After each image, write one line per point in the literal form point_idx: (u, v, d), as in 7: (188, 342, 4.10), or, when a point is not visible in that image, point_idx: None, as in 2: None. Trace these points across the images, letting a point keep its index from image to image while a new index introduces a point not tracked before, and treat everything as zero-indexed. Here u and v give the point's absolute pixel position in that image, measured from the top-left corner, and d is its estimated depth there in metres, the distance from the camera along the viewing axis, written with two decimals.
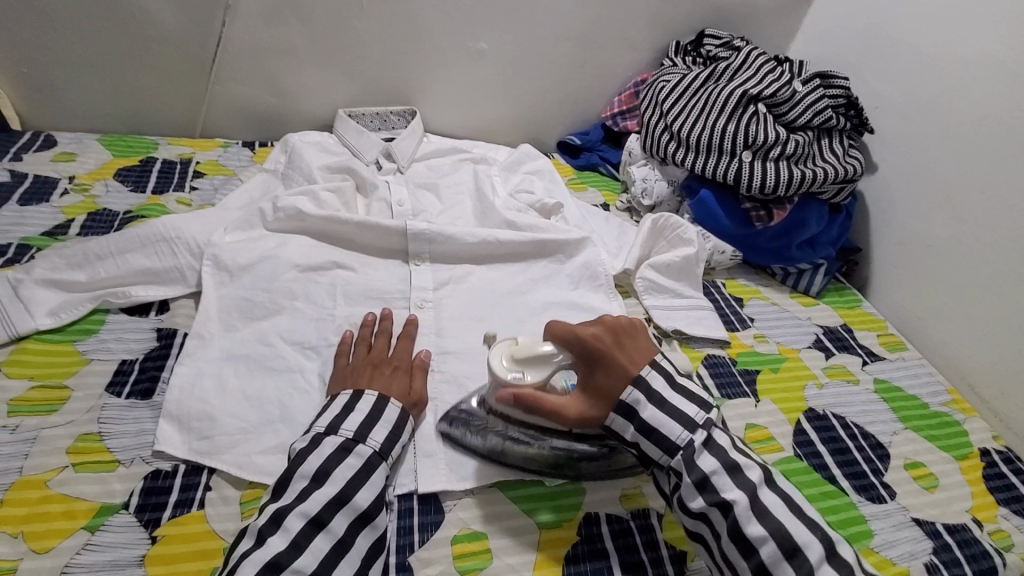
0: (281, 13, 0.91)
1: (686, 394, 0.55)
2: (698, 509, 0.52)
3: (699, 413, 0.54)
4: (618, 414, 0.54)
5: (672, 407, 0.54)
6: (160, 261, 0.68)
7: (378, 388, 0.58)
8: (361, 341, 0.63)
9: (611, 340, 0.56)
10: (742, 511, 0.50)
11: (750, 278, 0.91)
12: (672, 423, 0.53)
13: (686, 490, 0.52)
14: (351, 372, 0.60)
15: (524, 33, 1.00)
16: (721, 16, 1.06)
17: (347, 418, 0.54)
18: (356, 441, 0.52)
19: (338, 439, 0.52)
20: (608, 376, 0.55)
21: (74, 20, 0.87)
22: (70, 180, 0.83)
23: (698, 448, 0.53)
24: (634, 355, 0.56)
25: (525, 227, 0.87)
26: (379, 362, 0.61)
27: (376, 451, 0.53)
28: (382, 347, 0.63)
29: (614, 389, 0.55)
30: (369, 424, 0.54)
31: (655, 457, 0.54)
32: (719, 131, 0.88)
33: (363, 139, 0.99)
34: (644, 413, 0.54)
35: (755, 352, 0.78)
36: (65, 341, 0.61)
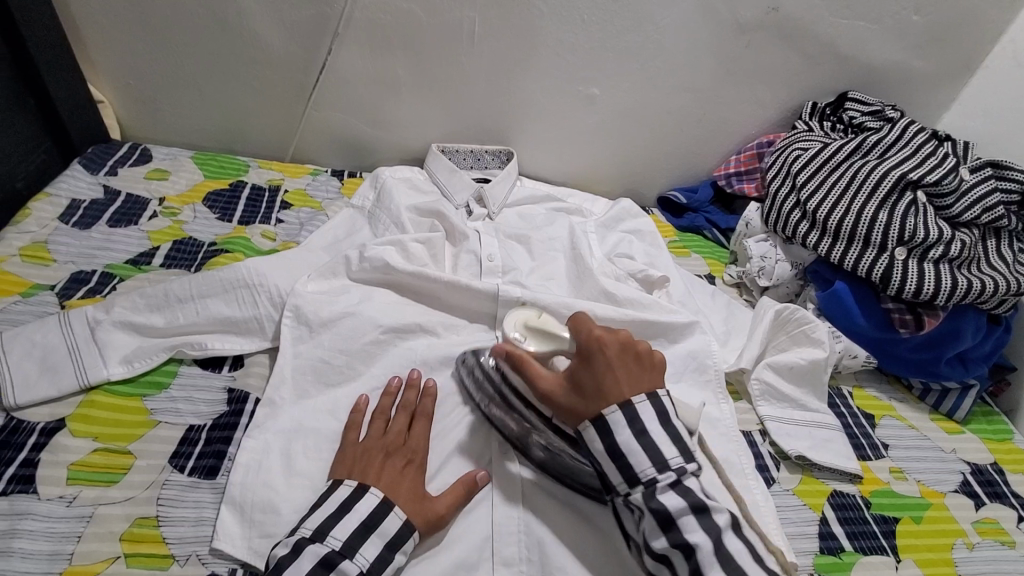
0: (387, 43, 0.86)
1: (668, 431, 0.48)
2: (660, 549, 0.46)
3: (674, 456, 0.47)
4: (609, 448, 0.47)
5: (648, 440, 0.47)
6: (240, 310, 0.63)
7: (384, 488, 0.51)
8: (378, 416, 0.57)
9: (615, 349, 0.51)
10: (705, 558, 0.44)
11: (882, 389, 0.79)
12: (642, 456, 0.47)
13: (648, 530, 0.46)
14: (358, 456, 0.53)
15: (641, 82, 0.91)
16: (868, 79, 0.93)
17: (337, 524, 0.47)
18: (341, 556, 0.45)
19: (320, 550, 0.45)
20: (594, 375, 0.50)
21: (183, 36, 0.85)
22: (160, 202, 0.81)
23: (663, 487, 0.46)
24: (635, 378, 0.50)
25: (625, 301, 0.78)
26: (393, 449, 0.54)
27: (361, 572, 0.45)
28: (399, 430, 0.56)
29: (597, 390, 0.49)
30: (361, 537, 0.47)
31: (614, 482, 0.48)
32: (867, 218, 0.76)
33: (454, 179, 0.93)
34: (618, 440, 0.47)
35: (893, 493, 0.66)
36: (134, 395, 0.57)
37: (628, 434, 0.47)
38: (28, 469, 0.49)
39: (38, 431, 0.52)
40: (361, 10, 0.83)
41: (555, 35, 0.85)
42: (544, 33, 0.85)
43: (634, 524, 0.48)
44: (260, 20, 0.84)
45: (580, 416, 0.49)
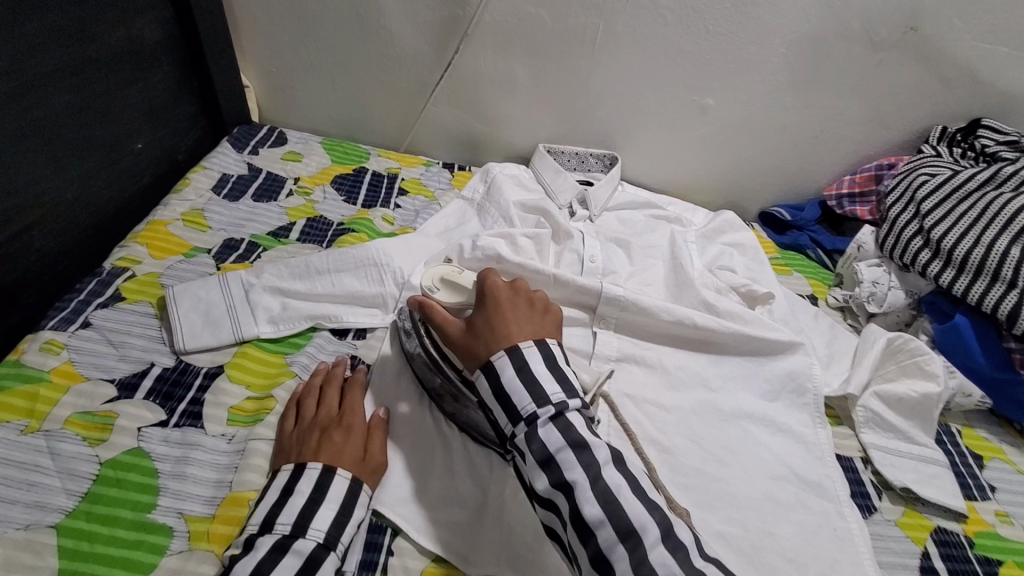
0: (511, 45, 0.90)
1: (553, 372, 0.51)
2: (544, 492, 0.47)
3: (555, 392, 0.49)
4: (497, 391, 0.50)
5: (530, 376, 0.50)
6: (368, 286, 0.69)
7: (324, 460, 0.51)
8: (309, 397, 0.57)
9: (506, 301, 0.56)
10: (581, 492, 0.45)
11: (994, 431, 0.75)
12: (522, 393, 0.49)
13: (530, 470, 0.47)
14: (295, 439, 0.53)
15: (758, 95, 0.90)
16: (1007, 105, 0.87)
17: (282, 512, 0.47)
18: (293, 537, 0.46)
19: (273, 537, 0.45)
20: (484, 322, 0.55)
21: (326, 33, 0.93)
22: (295, 181, 0.89)
23: (543, 422, 0.48)
24: (524, 319, 0.55)
25: (725, 313, 0.78)
26: (328, 425, 0.54)
27: (320, 542, 0.46)
28: (331, 406, 0.56)
29: (486, 327, 0.54)
30: (310, 509, 0.47)
31: (504, 427, 0.50)
32: (999, 253, 0.72)
33: (559, 180, 0.95)
34: (502, 379, 0.50)
35: (999, 537, 0.63)
36: (278, 353, 0.64)
37: (511, 371, 0.50)
38: (196, 407, 0.56)
39: (203, 374, 0.59)
40: (490, 14, 0.87)
41: (675, 44, 0.86)
42: (664, 41, 0.86)
43: (523, 470, 0.49)
44: (397, 21, 0.90)
45: (473, 360, 0.53)
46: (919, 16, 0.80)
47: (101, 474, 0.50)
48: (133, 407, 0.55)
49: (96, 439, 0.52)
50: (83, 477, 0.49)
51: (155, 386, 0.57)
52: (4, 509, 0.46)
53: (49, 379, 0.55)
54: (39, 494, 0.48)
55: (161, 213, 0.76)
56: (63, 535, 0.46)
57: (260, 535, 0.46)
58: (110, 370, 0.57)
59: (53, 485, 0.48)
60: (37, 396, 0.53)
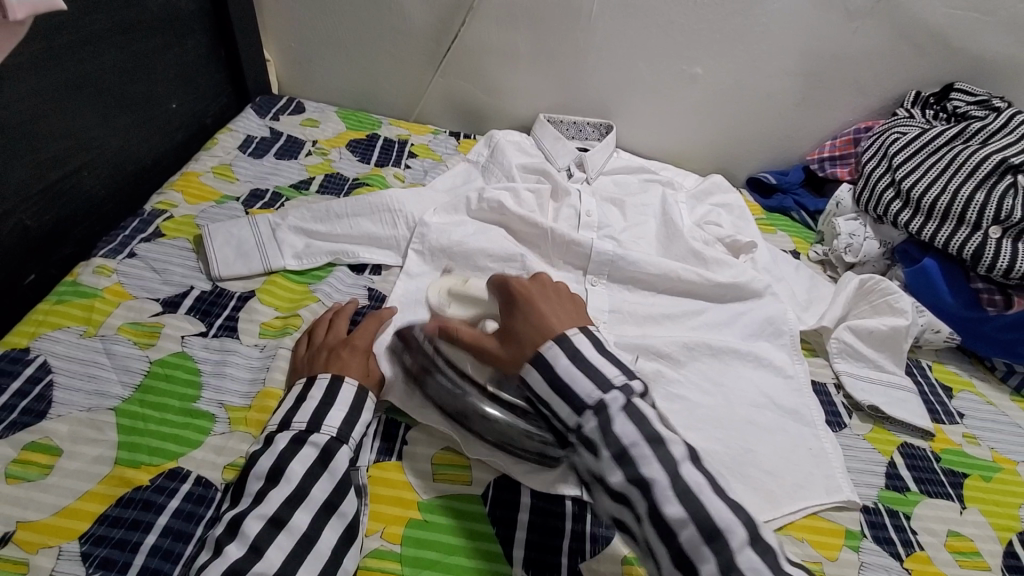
0: (514, 18, 0.97)
1: (605, 356, 0.47)
2: (617, 485, 0.43)
3: (617, 375, 0.45)
4: (552, 383, 0.46)
5: (586, 363, 0.46)
6: (383, 228, 0.76)
7: (332, 372, 0.56)
8: (317, 326, 0.62)
9: (543, 300, 0.53)
10: (660, 491, 0.41)
11: (963, 367, 0.80)
12: (584, 381, 0.45)
13: (604, 464, 0.43)
14: (306, 357, 0.58)
15: (744, 63, 0.97)
16: (976, 70, 0.94)
17: (298, 412, 0.52)
18: (310, 431, 0.51)
19: (290, 432, 0.50)
20: (525, 318, 0.51)
21: (342, 8, 1.00)
22: (313, 143, 0.96)
23: (613, 409, 0.44)
24: (560, 314, 0.52)
25: (711, 260, 0.84)
26: (335, 346, 0.59)
27: (333, 436, 0.51)
28: (339, 330, 0.61)
29: (531, 330, 0.50)
30: (323, 410, 0.52)
31: (563, 419, 0.46)
32: (963, 197, 0.79)
33: (558, 145, 1.02)
34: (558, 370, 0.46)
35: (964, 453, 0.69)
36: (302, 283, 0.70)
37: (564, 361, 0.46)
38: (232, 321, 0.63)
39: (236, 297, 0.66)
40: None
41: (665, 15, 0.93)
42: (655, 12, 0.93)
43: (589, 464, 0.45)
44: None
45: (518, 357, 0.50)
46: None
47: (151, 371, 0.56)
48: (176, 319, 0.62)
49: (146, 344, 0.59)
50: (136, 373, 0.56)
51: (195, 304, 0.64)
52: (69, 395, 0.53)
53: (102, 295, 0.62)
54: (99, 384, 0.54)
55: (192, 167, 0.84)
56: (121, 415, 0.53)
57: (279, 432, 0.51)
58: (155, 291, 0.64)
59: (110, 378, 0.55)
60: (93, 308, 0.60)
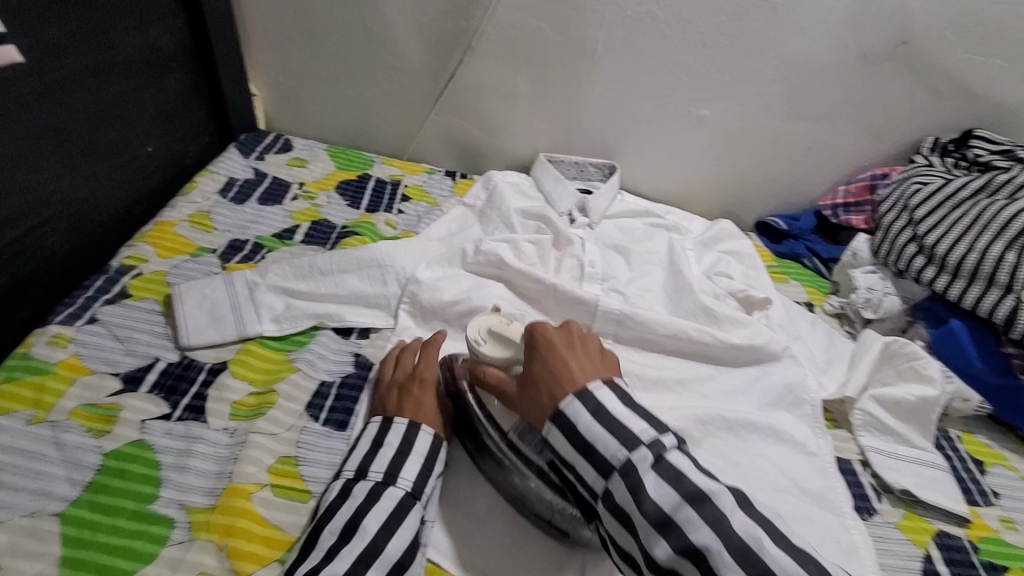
0: (514, 57, 0.93)
1: (633, 410, 0.49)
2: (664, 559, 0.43)
3: (645, 430, 0.47)
4: (581, 447, 0.48)
5: (611, 421, 0.48)
6: (371, 286, 0.70)
7: (406, 415, 0.56)
8: (389, 362, 0.62)
9: (563, 342, 0.55)
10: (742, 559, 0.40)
11: (995, 438, 0.74)
12: (608, 439, 0.47)
13: (647, 537, 0.43)
14: (380, 394, 0.59)
15: (755, 106, 0.92)
16: (998, 118, 0.89)
17: (376, 459, 0.52)
18: (385, 484, 0.50)
19: (367, 483, 0.50)
20: (544, 364, 0.54)
21: (334, 44, 0.96)
22: (300, 186, 0.90)
23: (645, 470, 0.45)
24: (584, 362, 0.54)
25: (723, 318, 0.78)
26: (404, 382, 0.59)
27: (407, 492, 0.50)
28: (407, 366, 0.61)
29: (547, 378, 0.53)
30: (400, 461, 0.52)
31: (590, 483, 0.48)
32: (993, 256, 0.74)
33: (559, 188, 0.97)
34: (581, 426, 0.48)
35: (1003, 543, 0.63)
36: (282, 349, 0.64)
37: (586, 416, 0.49)
38: (200, 402, 0.57)
39: (205, 370, 0.60)
40: (494, 26, 0.90)
41: (673, 56, 0.89)
42: (662, 53, 0.89)
43: (618, 531, 0.46)
44: (404, 33, 0.93)
45: (538, 407, 0.53)
46: (909, 30, 0.83)
47: (104, 465, 0.51)
48: (138, 400, 0.56)
49: (101, 431, 0.53)
50: (86, 467, 0.50)
51: (160, 380, 0.58)
52: (9, 496, 0.48)
53: (57, 371, 0.56)
54: (45, 482, 0.49)
55: (168, 215, 0.78)
56: (68, 522, 0.47)
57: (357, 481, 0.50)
58: (115, 364, 0.59)
59: (59, 474, 0.50)
60: (44, 388, 0.55)
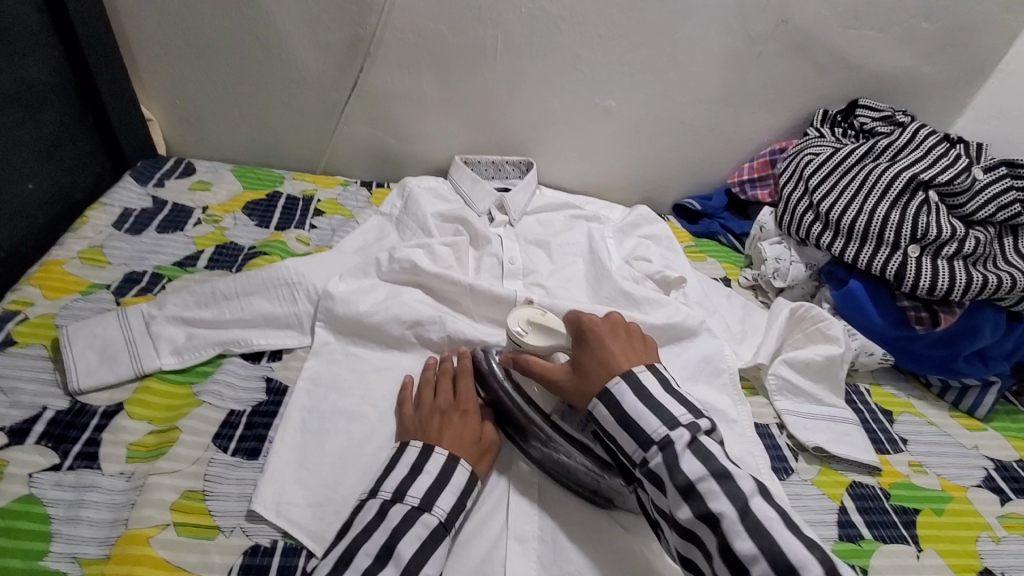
0: (416, 61, 0.92)
1: (671, 397, 0.52)
2: (685, 520, 0.47)
3: (683, 414, 0.51)
4: (619, 417, 0.52)
5: (653, 401, 0.51)
6: (281, 306, 0.67)
7: (447, 446, 0.54)
8: (425, 388, 0.60)
9: (607, 333, 0.58)
10: (731, 526, 0.45)
11: (900, 387, 0.79)
12: (651, 418, 0.51)
13: (671, 499, 0.48)
14: (420, 422, 0.57)
15: (657, 93, 0.95)
16: (878, 87, 0.95)
17: (387, 478, 0.51)
18: (394, 501, 0.49)
19: (377, 501, 0.50)
20: (591, 354, 0.57)
21: (227, 60, 0.92)
22: (203, 210, 0.87)
23: (680, 449, 0.49)
24: (627, 351, 0.56)
25: (642, 300, 0.80)
26: (447, 411, 0.58)
27: (415, 505, 0.49)
28: (447, 393, 0.60)
29: (597, 367, 0.55)
30: (410, 479, 0.51)
31: (630, 453, 0.51)
32: (879, 218, 0.78)
33: (477, 188, 0.97)
34: (624, 405, 0.52)
35: (913, 485, 0.66)
36: (185, 383, 0.61)
37: (631, 397, 0.52)
38: (93, 447, 0.54)
39: (100, 413, 0.57)
40: (391, 31, 0.89)
41: (572, 50, 0.90)
42: (561, 48, 0.90)
43: (658, 499, 0.50)
44: (299, 44, 0.90)
45: (586, 392, 0.55)
46: (788, 10, 0.87)
47: None
48: (23, 454, 0.52)
49: None
50: None
51: (48, 430, 0.55)
52: None
53: None
54: None
55: (56, 253, 0.74)
56: None
57: (393, 503, 0.49)
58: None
59: None
60: None
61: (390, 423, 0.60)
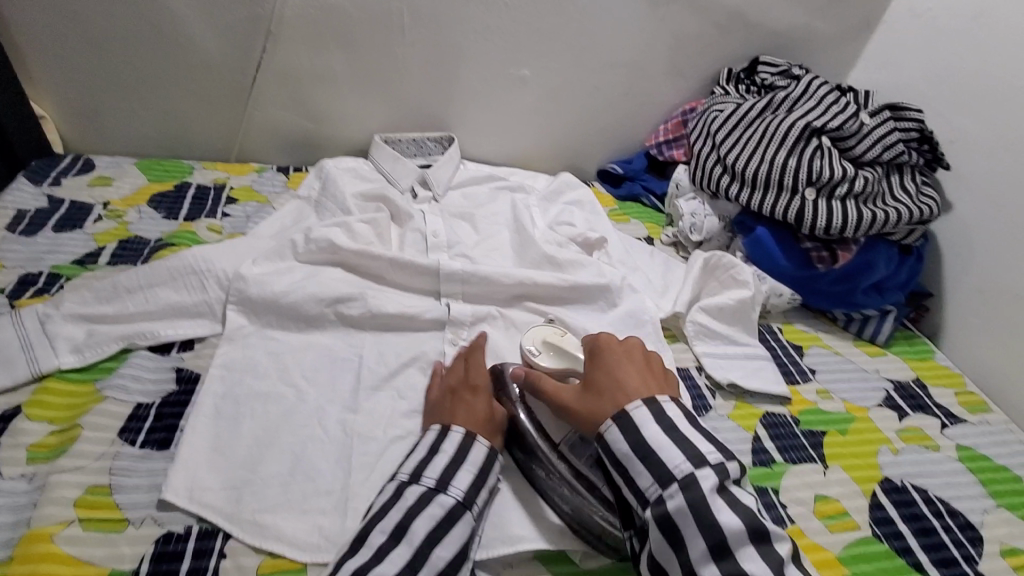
0: (322, 38, 0.89)
1: (691, 424, 0.51)
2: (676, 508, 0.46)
3: (704, 430, 0.51)
4: (636, 446, 0.49)
5: (675, 432, 0.49)
6: (189, 294, 0.65)
7: (462, 425, 0.54)
8: (444, 376, 0.60)
9: (629, 358, 0.56)
10: (713, 497, 0.45)
11: (809, 324, 0.84)
12: (673, 450, 0.48)
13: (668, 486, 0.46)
14: (435, 403, 0.57)
15: (569, 60, 0.96)
16: (775, 44, 1.00)
17: (405, 462, 0.51)
18: (409, 482, 0.49)
19: (393, 483, 0.49)
20: (609, 376, 0.54)
21: (116, 46, 0.87)
22: (104, 206, 0.82)
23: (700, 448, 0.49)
24: (644, 378, 0.54)
25: (566, 263, 0.81)
26: (459, 389, 0.58)
27: (404, 479, 0.49)
28: (461, 370, 0.60)
29: (612, 387, 0.53)
30: (426, 461, 0.51)
31: (642, 488, 0.48)
32: (778, 165, 0.82)
33: (398, 166, 0.95)
34: (646, 435, 0.49)
35: (819, 410, 0.71)
36: (87, 381, 0.59)
37: (653, 427, 0.49)
38: None
39: None
40: (292, 8, 0.86)
41: (480, 20, 0.90)
42: (468, 18, 0.90)
43: (663, 544, 0.46)
44: (195, 25, 0.86)
45: (598, 413, 0.52)
46: None
47: None
48: None
49: None
50: None
51: None
52: None
53: None
54: None
55: None
56: None
57: (410, 484, 0.49)
58: None
59: None
60: None
61: (311, 401, 0.59)
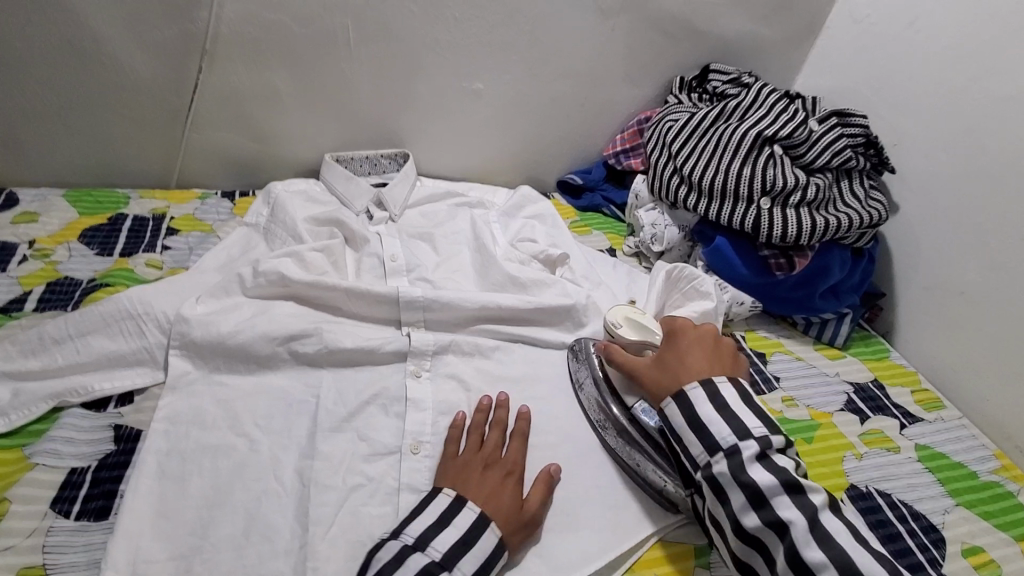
0: (262, 56, 0.85)
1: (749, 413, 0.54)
2: (752, 528, 0.49)
3: (758, 427, 0.52)
4: (690, 419, 0.54)
5: (729, 412, 0.53)
6: (126, 342, 0.60)
7: (478, 504, 0.51)
8: (475, 431, 0.58)
9: (702, 341, 0.60)
10: (798, 533, 0.47)
11: (771, 330, 0.85)
12: (721, 425, 0.53)
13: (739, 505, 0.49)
14: (459, 468, 0.54)
15: (522, 71, 0.94)
16: (725, 51, 1.01)
17: (411, 522, 0.49)
18: (414, 548, 0.47)
19: (396, 544, 0.47)
20: (680, 357, 0.59)
21: (36, 71, 0.80)
22: (29, 245, 0.76)
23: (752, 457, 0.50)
24: (710, 362, 0.58)
25: (528, 282, 0.79)
26: (489, 461, 0.55)
27: (409, 543, 0.47)
28: (495, 443, 0.57)
29: (681, 369, 0.58)
30: (434, 530, 0.49)
31: (694, 455, 0.53)
32: (733, 175, 0.83)
33: (351, 186, 0.92)
34: (699, 410, 0.54)
35: (786, 419, 0.71)
36: (15, 447, 0.54)
37: (707, 404, 0.54)
38: None
39: None
40: (228, 25, 0.81)
41: (428, 34, 0.87)
42: (416, 32, 0.87)
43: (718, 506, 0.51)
44: (122, 46, 0.80)
45: (663, 388, 0.58)
46: None
47: None
48: None
49: None
50: None
51: None
52: None
53: None
54: None
55: None
56: None
57: (413, 551, 0.47)
58: None
59: None
60: None
61: (264, 451, 0.56)
